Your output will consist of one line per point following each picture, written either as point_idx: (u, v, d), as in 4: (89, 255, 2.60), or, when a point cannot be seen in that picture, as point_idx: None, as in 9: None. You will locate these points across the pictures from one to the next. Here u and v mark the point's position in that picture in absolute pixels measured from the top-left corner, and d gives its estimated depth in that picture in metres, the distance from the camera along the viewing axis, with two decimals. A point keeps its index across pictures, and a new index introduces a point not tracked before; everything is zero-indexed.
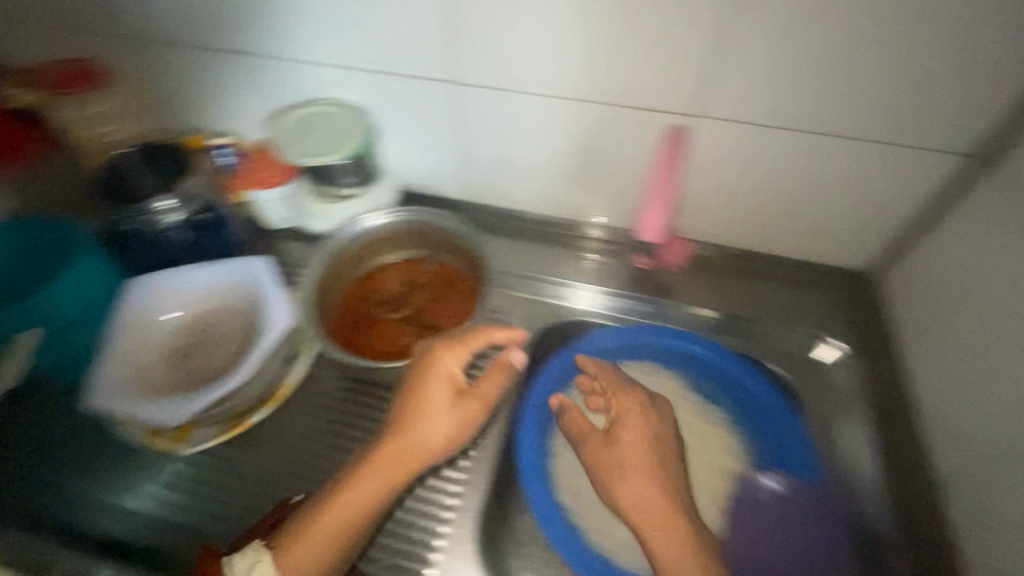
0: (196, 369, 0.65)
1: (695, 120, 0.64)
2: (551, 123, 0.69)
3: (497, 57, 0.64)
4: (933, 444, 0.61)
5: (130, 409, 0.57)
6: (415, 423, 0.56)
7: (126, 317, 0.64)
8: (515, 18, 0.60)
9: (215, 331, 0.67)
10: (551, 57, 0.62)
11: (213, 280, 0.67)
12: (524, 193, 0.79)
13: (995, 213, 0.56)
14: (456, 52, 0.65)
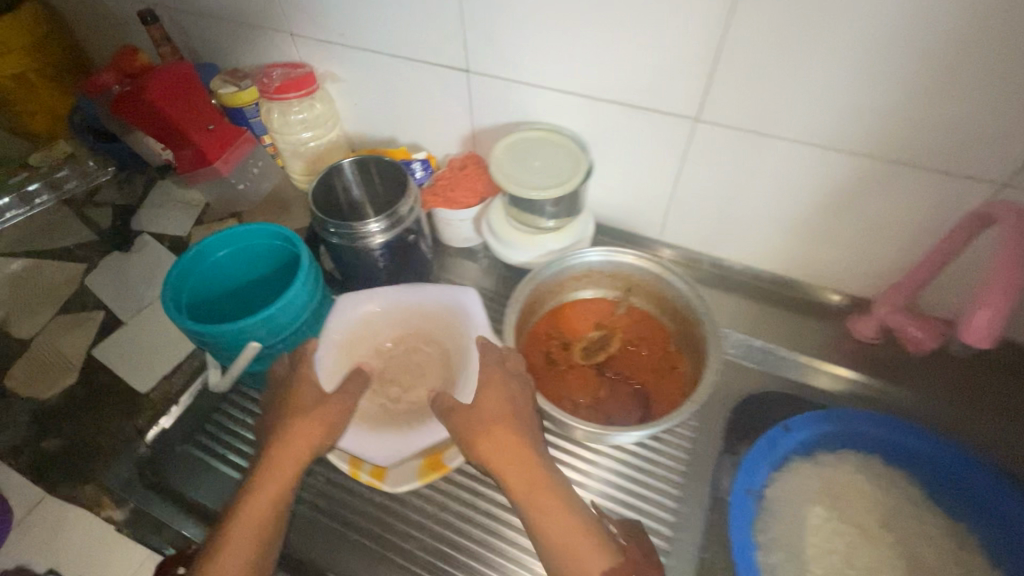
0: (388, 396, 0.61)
1: (997, 186, 0.53)
2: (795, 174, 0.61)
3: (753, 96, 0.57)
4: None
5: (356, 445, 0.56)
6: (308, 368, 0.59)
7: (330, 332, 0.63)
8: (792, 55, 0.52)
9: (410, 358, 0.64)
10: (823, 100, 0.54)
11: (414, 304, 0.66)
12: (734, 242, 0.72)
13: None
14: (707, 89, 0.58)
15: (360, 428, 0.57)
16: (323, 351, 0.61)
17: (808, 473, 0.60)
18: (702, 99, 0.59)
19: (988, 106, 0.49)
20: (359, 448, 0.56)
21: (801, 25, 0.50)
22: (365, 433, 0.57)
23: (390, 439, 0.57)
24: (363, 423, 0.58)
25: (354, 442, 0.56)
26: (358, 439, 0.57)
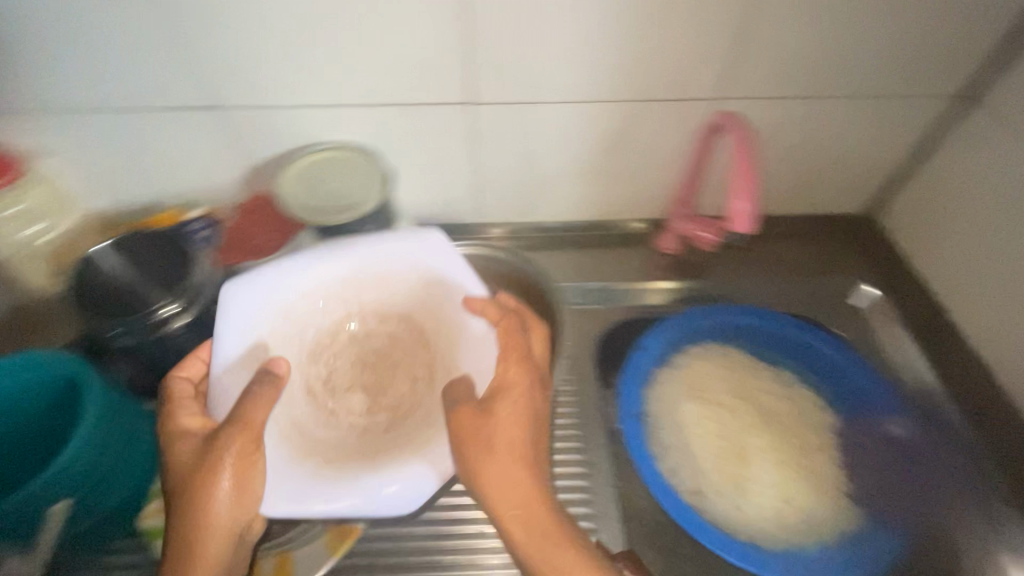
0: (356, 412, 0.56)
1: (717, 102, 0.64)
2: (571, 130, 0.67)
3: (513, 71, 0.60)
4: (986, 357, 0.66)
5: (317, 505, 0.47)
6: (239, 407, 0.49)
7: (246, 330, 0.54)
8: (530, 27, 0.56)
9: (375, 360, 0.60)
10: (571, 63, 0.60)
11: (387, 271, 0.59)
12: (544, 205, 0.76)
13: (996, 141, 0.62)
14: (465, 73, 0.60)
15: (324, 481, 0.48)
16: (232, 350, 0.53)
17: (668, 380, 0.68)
18: (465, 84, 0.61)
19: (688, 36, 0.58)
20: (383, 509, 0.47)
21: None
22: (337, 491, 0.47)
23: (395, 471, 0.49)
24: (332, 471, 0.49)
25: (312, 507, 0.47)
26: (291, 493, 0.47)
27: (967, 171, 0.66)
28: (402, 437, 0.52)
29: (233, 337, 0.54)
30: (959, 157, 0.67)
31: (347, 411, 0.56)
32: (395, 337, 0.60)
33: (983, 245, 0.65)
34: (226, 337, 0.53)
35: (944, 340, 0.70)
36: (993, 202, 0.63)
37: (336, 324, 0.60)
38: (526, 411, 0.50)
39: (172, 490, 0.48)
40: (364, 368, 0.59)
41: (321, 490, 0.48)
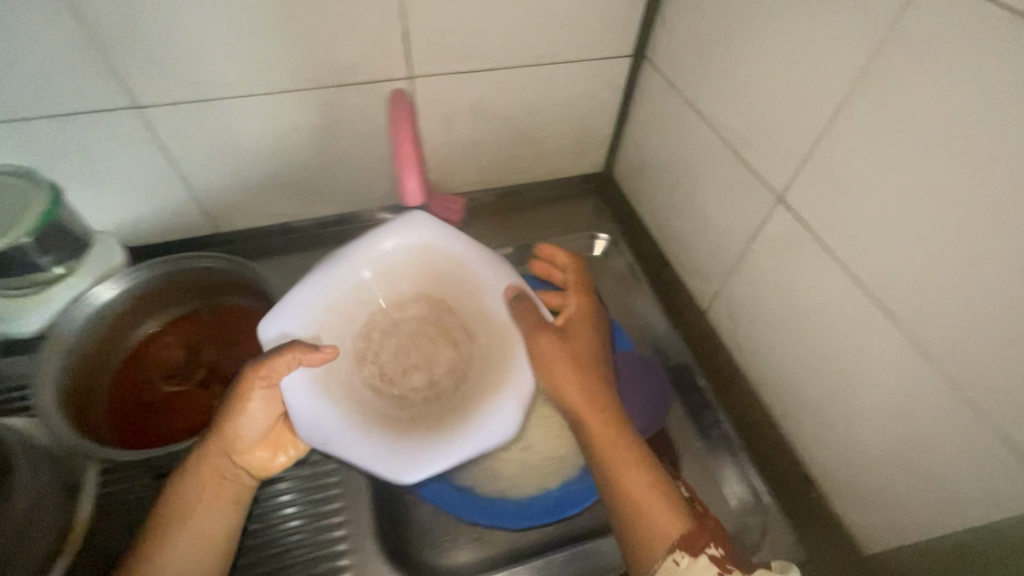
0: (389, 376, 0.56)
1: (410, 79, 0.65)
2: (272, 124, 0.64)
3: (165, 70, 0.56)
4: (692, 286, 0.73)
5: (391, 470, 0.46)
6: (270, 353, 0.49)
7: (297, 310, 0.53)
8: (161, 21, 0.52)
9: (419, 328, 0.59)
10: (231, 56, 0.57)
11: (427, 248, 0.56)
12: (279, 203, 0.73)
13: (663, 89, 0.70)
14: (113, 73, 0.55)
15: (387, 444, 0.48)
16: (289, 318, 0.53)
17: None
18: (119, 87, 0.56)
19: (347, 16, 0.57)
20: (433, 470, 0.46)
21: None
22: (407, 451, 0.47)
23: (468, 432, 0.47)
24: (404, 441, 0.48)
25: (379, 466, 0.46)
26: (359, 453, 0.47)
27: (653, 118, 0.74)
28: (439, 417, 0.51)
29: (291, 317, 0.53)
30: (646, 106, 0.75)
31: (379, 369, 0.56)
32: (440, 305, 0.59)
33: (675, 184, 0.72)
34: (279, 321, 0.52)
35: (664, 270, 0.78)
36: (672, 144, 0.71)
37: (354, 308, 0.57)
38: (597, 346, 0.56)
39: (268, 371, 0.49)
40: (413, 340, 0.58)
41: (367, 446, 0.48)
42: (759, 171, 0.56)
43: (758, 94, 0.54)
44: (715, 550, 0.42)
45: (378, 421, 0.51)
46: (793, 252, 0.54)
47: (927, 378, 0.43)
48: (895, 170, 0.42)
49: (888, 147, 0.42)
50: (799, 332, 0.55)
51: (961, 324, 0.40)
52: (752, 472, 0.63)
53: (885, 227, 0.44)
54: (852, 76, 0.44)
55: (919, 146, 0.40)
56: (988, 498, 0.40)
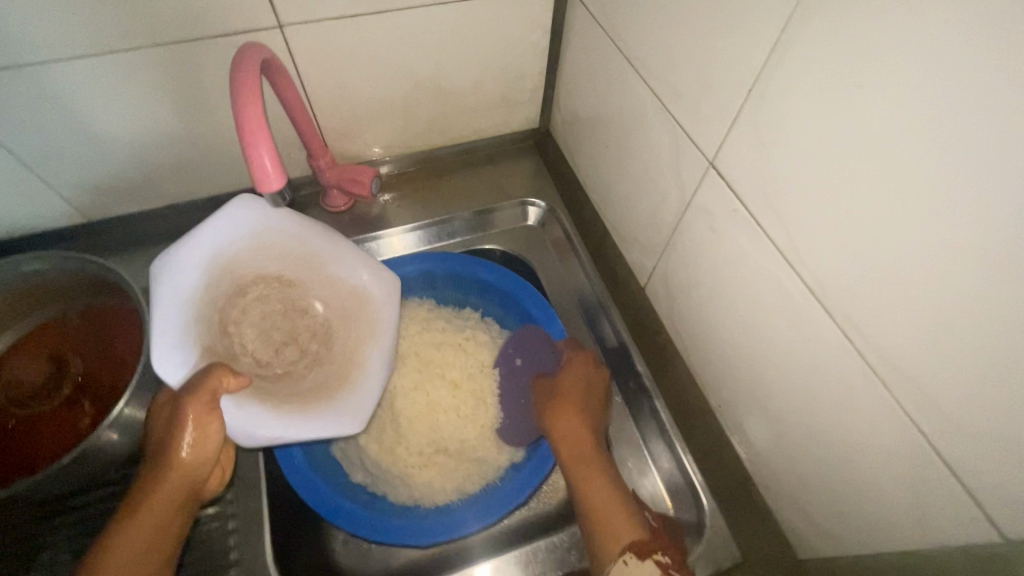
0: (262, 359, 0.52)
1: (280, 28, 0.54)
2: (116, 93, 0.54)
3: None
4: (629, 258, 0.65)
5: (273, 432, 0.47)
6: (199, 375, 0.44)
7: (170, 341, 0.45)
8: None
9: (270, 311, 0.54)
10: (39, 9, 0.46)
11: (264, 230, 0.51)
12: (155, 183, 0.64)
13: (589, 29, 0.59)
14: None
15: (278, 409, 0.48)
16: (170, 351, 0.45)
17: None
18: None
19: None
20: (309, 434, 0.48)
21: None
22: (296, 416, 0.49)
23: (342, 406, 0.51)
24: (284, 407, 0.49)
25: (268, 428, 0.47)
26: (245, 415, 0.46)
27: (582, 64, 0.63)
28: (325, 386, 0.53)
29: (170, 354, 0.45)
30: (575, 49, 0.64)
31: (252, 355, 0.52)
32: (287, 284, 0.54)
33: (607, 143, 0.63)
34: (167, 354, 0.45)
35: (602, 239, 0.70)
36: (601, 95, 0.61)
37: (213, 314, 0.49)
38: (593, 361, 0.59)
39: (211, 396, 0.44)
40: (269, 321, 0.54)
41: (258, 408, 0.47)
42: (687, 129, 0.47)
43: (685, 34, 0.44)
44: (661, 556, 0.43)
45: (265, 393, 0.50)
46: (724, 225, 0.46)
47: (864, 371, 0.37)
48: (833, 130, 0.34)
49: (823, 103, 0.34)
50: (732, 314, 0.48)
51: (892, 313, 0.34)
52: (687, 456, 0.59)
53: (818, 201, 0.37)
54: (786, 9, 0.34)
55: (860, 103, 0.32)
56: (923, 511, 0.36)
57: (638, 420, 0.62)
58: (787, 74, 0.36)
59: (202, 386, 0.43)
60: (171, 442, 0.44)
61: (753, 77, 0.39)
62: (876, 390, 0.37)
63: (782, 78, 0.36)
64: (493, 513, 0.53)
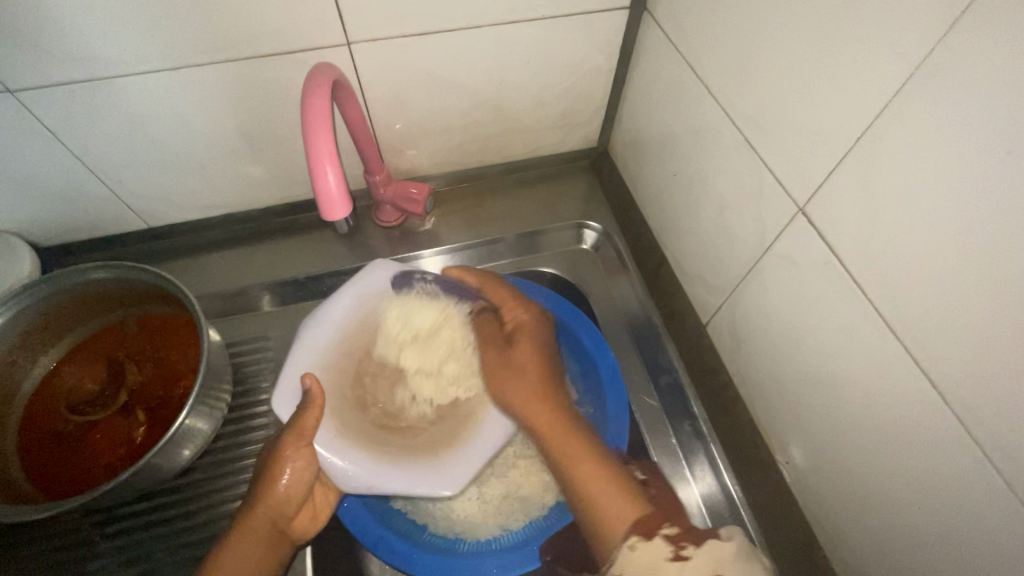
0: (389, 412, 0.53)
1: (348, 46, 0.53)
2: (187, 108, 0.54)
3: (40, 47, 0.46)
4: (690, 291, 0.62)
5: (368, 479, 0.46)
6: (299, 411, 0.48)
7: (293, 373, 0.51)
8: None
9: (401, 369, 0.55)
10: (113, 24, 0.46)
11: (398, 298, 0.57)
12: (215, 193, 0.64)
13: (665, 53, 0.56)
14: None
15: (372, 456, 0.48)
16: (286, 390, 0.50)
17: None
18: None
19: None
20: (398, 488, 0.47)
21: None
22: (392, 469, 0.47)
23: (442, 466, 0.49)
24: (382, 457, 0.48)
25: (360, 474, 0.46)
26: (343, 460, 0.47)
27: (652, 88, 0.60)
28: (436, 443, 0.51)
29: (285, 396, 0.50)
30: (646, 72, 0.61)
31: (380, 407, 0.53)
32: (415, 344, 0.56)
33: (674, 171, 0.60)
34: (283, 396, 0.50)
35: (660, 267, 0.67)
36: (672, 121, 0.58)
37: (336, 362, 0.53)
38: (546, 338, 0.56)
39: (302, 429, 0.47)
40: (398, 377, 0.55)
41: (356, 455, 0.47)
42: (774, 169, 0.44)
43: (780, 69, 0.41)
44: (671, 530, 0.42)
45: (375, 443, 0.49)
46: (811, 275, 0.43)
47: (971, 453, 0.34)
48: (961, 196, 0.31)
49: (954, 159, 0.31)
50: (812, 367, 0.45)
51: (1014, 397, 0.31)
52: (739, 500, 0.56)
53: (931, 262, 0.33)
54: (913, 61, 0.32)
55: (1000, 172, 0.29)
56: None
57: (690, 461, 0.59)
58: (908, 130, 0.33)
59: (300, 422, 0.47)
60: (271, 473, 0.47)
61: (865, 123, 0.35)
62: (984, 475, 0.33)
63: (901, 133, 0.33)
64: (539, 555, 0.52)
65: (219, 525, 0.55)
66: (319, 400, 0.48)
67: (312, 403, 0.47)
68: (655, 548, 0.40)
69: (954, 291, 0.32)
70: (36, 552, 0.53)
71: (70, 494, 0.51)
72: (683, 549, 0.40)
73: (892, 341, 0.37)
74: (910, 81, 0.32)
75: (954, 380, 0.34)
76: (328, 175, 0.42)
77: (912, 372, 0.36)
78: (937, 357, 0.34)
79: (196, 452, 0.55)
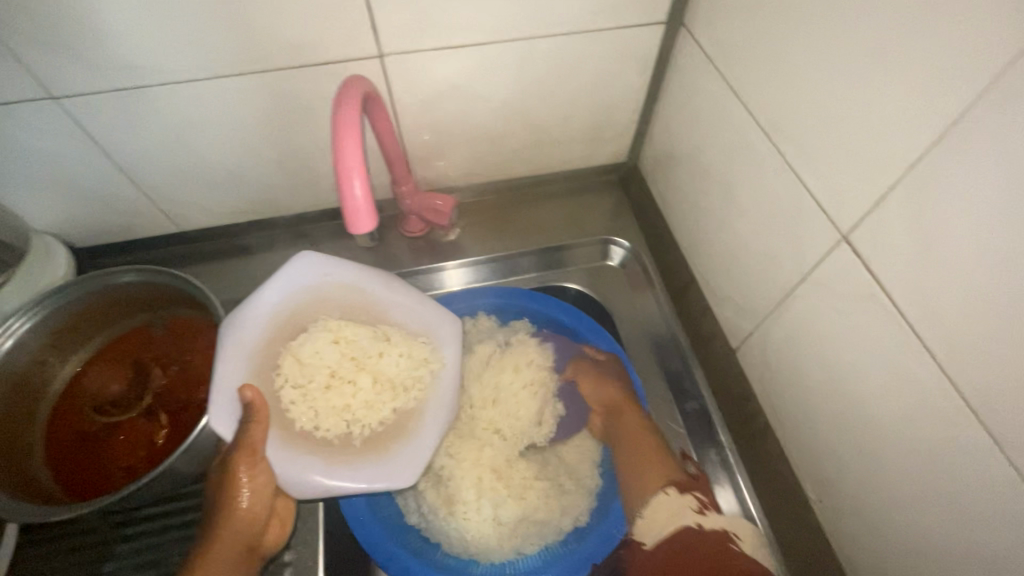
0: (338, 405, 0.49)
1: (380, 58, 0.53)
2: (220, 117, 0.55)
3: (83, 55, 0.47)
4: (719, 315, 0.60)
5: (323, 482, 0.45)
6: (242, 427, 0.44)
7: (226, 384, 0.46)
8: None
9: (341, 356, 0.51)
10: (152, 34, 0.47)
11: (324, 286, 0.53)
12: (245, 200, 0.65)
13: (701, 70, 0.55)
14: (16, 61, 0.47)
15: (324, 457, 0.46)
16: (224, 404, 0.45)
17: None
18: (28, 75, 0.48)
19: None
20: (353, 488, 0.45)
21: None
22: (345, 468, 0.45)
23: (395, 458, 0.47)
24: (333, 456, 0.46)
25: (318, 480, 0.44)
26: (297, 467, 0.45)
27: (686, 105, 0.59)
28: (383, 435, 0.48)
29: (225, 410, 0.45)
30: (680, 89, 0.60)
31: (326, 400, 0.49)
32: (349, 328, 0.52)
33: (707, 190, 0.58)
34: (219, 409, 0.45)
35: (688, 289, 0.66)
36: (706, 139, 0.56)
37: (270, 365, 0.49)
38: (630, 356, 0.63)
39: (253, 447, 0.44)
40: (338, 366, 0.50)
41: (308, 460, 0.45)
42: (817, 194, 0.42)
43: (826, 90, 0.39)
44: (701, 496, 0.48)
45: (322, 443, 0.47)
46: (855, 307, 0.41)
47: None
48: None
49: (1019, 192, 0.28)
50: (852, 403, 0.43)
51: None
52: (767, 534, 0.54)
53: (988, 302, 0.31)
54: (976, 87, 0.29)
55: None
56: None
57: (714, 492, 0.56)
58: (967, 160, 0.31)
59: (246, 441, 0.44)
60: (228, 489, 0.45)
61: (920, 151, 0.33)
62: None
63: (960, 163, 0.31)
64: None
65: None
66: (264, 414, 0.44)
67: (258, 417, 0.44)
68: (685, 499, 0.47)
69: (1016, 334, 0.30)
70: (56, 551, 0.54)
71: (92, 494, 0.52)
72: (707, 510, 0.47)
73: (942, 384, 0.35)
74: (973, 108, 0.30)
75: (1013, 429, 0.31)
76: (355, 188, 0.42)
77: (964, 417, 0.34)
78: (994, 404, 0.32)
79: None
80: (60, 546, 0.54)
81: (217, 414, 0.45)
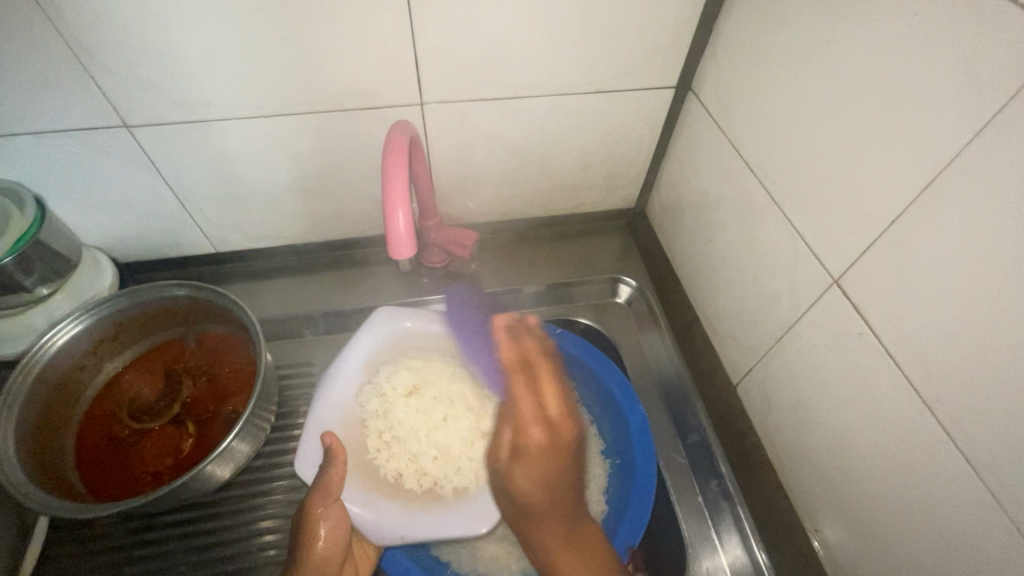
0: (421, 466, 0.56)
1: (421, 106, 0.59)
2: (271, 150, 0.60)
3: (158, 91, 0.53)
4: (721, 352, 0.64)
5: (403, 529, 0.50)
6: (322, 470, 0.50)
7: (316, 427, 0.54)
8: (153, 43, 0.49)
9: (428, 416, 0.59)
10: (224, 77, 0.53)
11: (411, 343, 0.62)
12: (282, 226, 0.70)
13: (707, 129, 0.61)
14: (101, 93, 0.52)
15: (401, 507, 0.52)
16: (310, 451, 0.52)
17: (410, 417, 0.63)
18: (107, 106, 0.53)
19: (350, 38, 0.52)
20: (436, 534, 0.50)
21: (131, 14, 0.47)
22: (418, 515, 0.51)
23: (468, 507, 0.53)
24: (411, 505, 0.52)
25: (397, 526, 0.50)
26: (375, 511, 0.51)
27: (692, 159, 0.65)
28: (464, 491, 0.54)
29: (310, 453, 0.52)
30: (687, 144, 0.66)
31: (409, 461, 0.56)
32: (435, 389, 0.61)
33: (710, 236, 0.63)
34: (305, 460, 0.52)
35: (693, 327, 0.70)
36: (710, 190, 0.62)
37: (356, 418, 0.57)
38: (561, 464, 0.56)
39: (328, 487, 0.49)
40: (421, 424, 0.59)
41: (386, 506, 0.52)
42: (811, 242, 0.47)
43: (819, 154, 0.45)
44: None
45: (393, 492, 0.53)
46: (847, 345, 0.45)
47: (1006, 527, 0.34)
48: (991, 280, 0.33)
49: (984, 244, 0.34)
50: (844, 432, 0.46)
51: None
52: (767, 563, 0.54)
53: (960, 339, 0.36)
54: (944, 158, 0.35)
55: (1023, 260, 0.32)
56: None
57: (716, 522, 0.57)
58: (937, 217, 0.36)
59: (326, 477, 0.49)
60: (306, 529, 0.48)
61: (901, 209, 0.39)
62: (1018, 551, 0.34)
63: (932, 218, 0.37)
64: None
65: (249, 544, 0.56)
66: (342, 454, 0.50)
67: (336, 456, 0.50)
68: None
69: (985, 369, 0.34)
70: (75, 552, 0.55)
71: (118, 496, 0.54)
72: None
73: (923, 415, 0.39)
74: (943, 175, 0.35)
75: (986, 452, 0.35)
76: (398, 216, 0.47)
77: (943, 443, 0.38)
78: (969, 431, 0.36)
79: (238, 468, 0.58)
80: (77, 550, 0.55)
81: (301, 455, 0.52)
